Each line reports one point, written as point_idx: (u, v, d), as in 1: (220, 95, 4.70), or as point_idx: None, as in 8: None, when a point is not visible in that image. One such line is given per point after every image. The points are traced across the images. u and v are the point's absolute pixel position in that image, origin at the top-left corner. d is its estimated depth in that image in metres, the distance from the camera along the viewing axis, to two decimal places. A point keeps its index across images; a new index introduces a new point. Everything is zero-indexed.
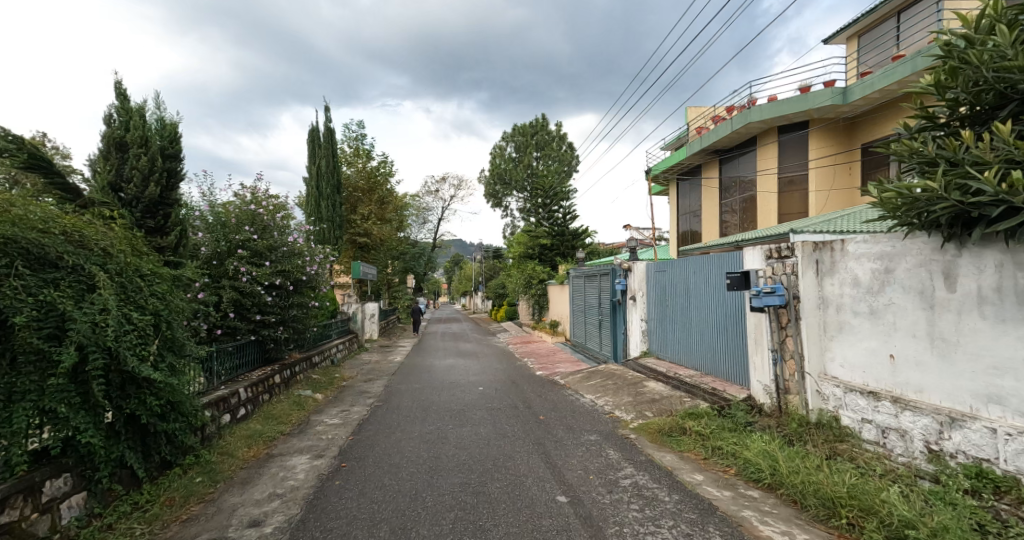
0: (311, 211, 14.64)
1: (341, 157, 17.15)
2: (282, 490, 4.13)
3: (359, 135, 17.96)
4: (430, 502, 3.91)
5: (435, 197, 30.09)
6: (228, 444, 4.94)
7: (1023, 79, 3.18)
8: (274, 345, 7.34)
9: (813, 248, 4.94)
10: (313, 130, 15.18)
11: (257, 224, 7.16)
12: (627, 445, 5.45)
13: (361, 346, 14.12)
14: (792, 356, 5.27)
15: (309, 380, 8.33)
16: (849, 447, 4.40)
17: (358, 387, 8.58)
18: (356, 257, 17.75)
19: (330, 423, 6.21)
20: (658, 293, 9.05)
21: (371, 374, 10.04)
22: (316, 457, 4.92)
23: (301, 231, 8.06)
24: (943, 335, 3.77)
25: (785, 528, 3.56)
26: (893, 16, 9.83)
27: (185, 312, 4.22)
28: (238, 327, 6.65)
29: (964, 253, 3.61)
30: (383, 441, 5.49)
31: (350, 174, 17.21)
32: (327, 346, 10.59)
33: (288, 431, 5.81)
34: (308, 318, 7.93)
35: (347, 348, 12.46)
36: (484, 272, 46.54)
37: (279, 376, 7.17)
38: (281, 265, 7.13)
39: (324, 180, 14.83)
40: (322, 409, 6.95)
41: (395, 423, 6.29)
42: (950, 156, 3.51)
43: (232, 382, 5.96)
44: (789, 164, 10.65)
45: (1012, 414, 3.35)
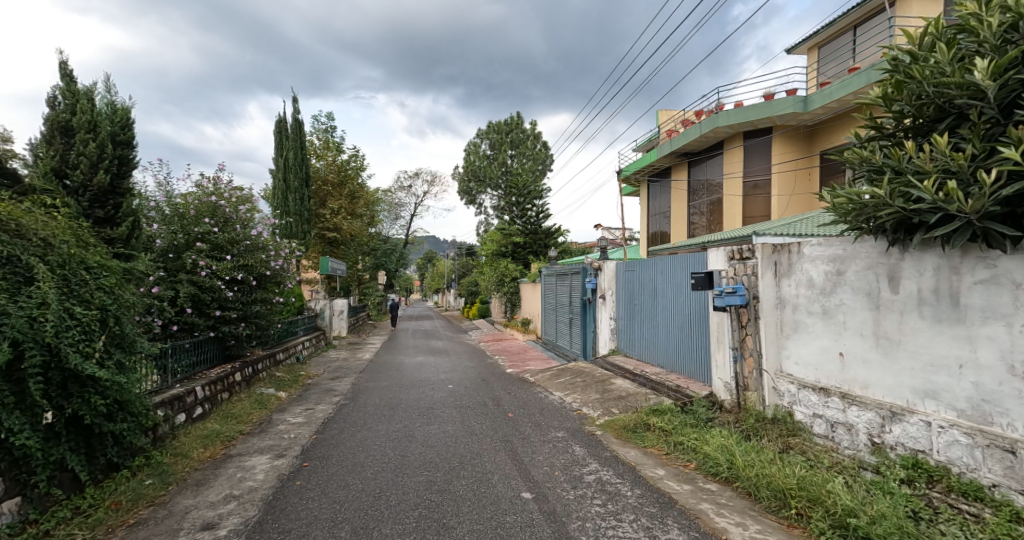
0: (278, 204, 14.30)
1: (310, 149, 16.73)
2: (239, 492, 4.04)
3: (329, 126, 17.56)
4: (394, 501, 3.90)
5: (408, 192, 29.78)
6: (183, 445, 4.80)
7: (959, 95, 3.36)
8: (235, 342, 7.16)
9: (772, 250, 5.13)
10: (281, 121, 14.80)
11: (218, 217, 6.91)
12: (593, 441, 5.55)
13: (328, 343, 13.86)
14: (751, 353, 5.47)
15: (273, 378, 8.16)
16: (800, 441, 4.61)
17: (324, 385, 8.44)
18: (324, 252, 17.43)
19: (293, 422, 6.10)
20: (627, 292, 9.22)
21: (338, 372, 9.89)
22: (276, 457, 4.83)
23: (265, 224, 7.85)
24: (887, 334, 3.98)
25: (738, 520, 3.70)
26: (850, 30, 10.26)
27: (136, 306, 4.08)
28: (196, 322, 6.43)
29: (907, 256, 3.81)
30: (349, 440, 5.43)
31: (319, 167, 16.82)
32: (292, 343, 10.36)
33: (248, 430, 5.68)
34: (272, 314, 7.74)
35: (314, 345, 12.22)
36: (457, 269, 46.21)
37: (239, 374, 7.00)
38: (243, 260, 6.93)
39: (292, 172, 14.49)
40: (286, 407, 6.82)
41: (362, 421, 6.23)
42: (895, 165, 3.67)
43: (189, 381, 5.80)
44: (753, 168, 10.98)
45: (946, 409, 3.56)
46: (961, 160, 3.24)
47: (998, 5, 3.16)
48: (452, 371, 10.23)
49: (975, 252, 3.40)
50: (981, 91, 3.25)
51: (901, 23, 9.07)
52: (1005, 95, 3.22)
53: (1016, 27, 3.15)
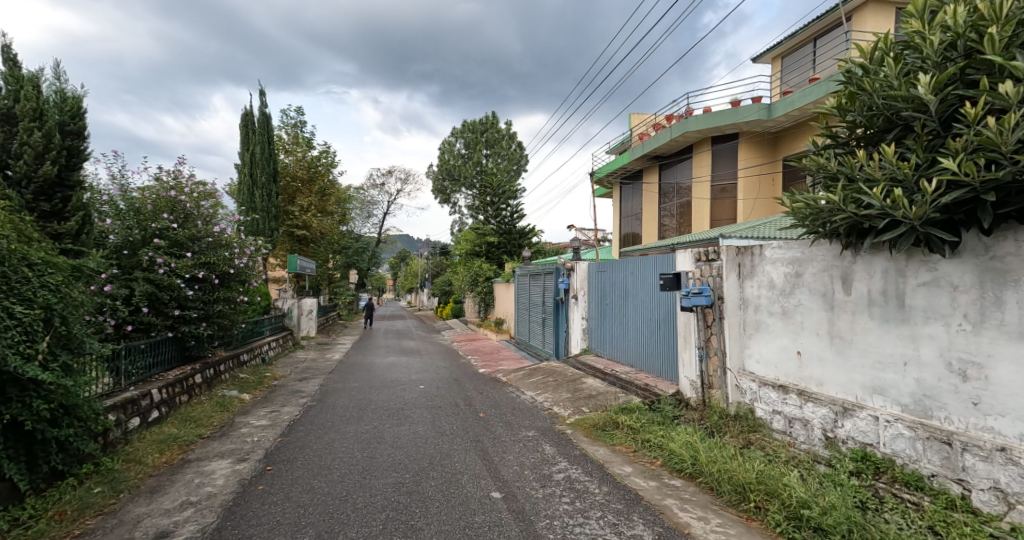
0: (244, 200, 13.96)
1: (278, 144, 16.39)
2: (196, 498, 3.96)
3: (298, 121, 17.19)
4: (360, 504, 3.88)
5: (380, 190, 29.45)
6: (137, 450, 4.65)
7: (906, 108, 3.53)
8: (195, 342, 6.97)
9: (736, 252, 5.31)
10: (247, 114, 14.43)
11: (178, 213, 6.67)
12: (563, 440, 5.63)
13: (296, 343, 13.59)
14: (715, 352, 5.64)
15: (236, 380, 7.96)
16: (760, 436, 4.79)
17: (291, 387, 8.30)
18: (293, 250, 17.10)
19: (257, 425, 5.99)
20: (598, 292, 9.35)
21: (307, 373, 9.73)
22: (238, 462, 4.74)
23: (230, 220, 7.66)
24: (840, 334, 4.18)
25: (701, 514, 3.83)
26: (811, 42, 10.66)
27: (86, 305, 3.95)
28: (153, 323, 6.26)
29: (859, 259, 4.00)
30: (315, 443, 5.36)
31: (288, 163, 16.49)
32: (257, 344, 10.13)
33: (208, 434, 5.55)
34: (236, 313, 7.57)
35: (280, 346, 11.96)
36: (431, 268, 45.91)
37: (199, 376, 6.82)
38: (205, 257, 6.70)
39: (259, 168, 14.17)
40: (250, 409, 6.69)
41: (329, 423, 6.16)
42: (848, 172, 3.84)
43: (144, 383, 5.63)
44: (720, 173, 11.31)
45: (892, 404, 3.76)
46: (906, 169, 3.39)
47: (939, 24, 3.33)
48: (424, 371, 10.18)
49: (918, 256, 3.59)
50: (924, 105, 3.43)
51: (856, 38, 9.50)
52: (945, 109, 3.40)
53: (955, 46, 3.33)
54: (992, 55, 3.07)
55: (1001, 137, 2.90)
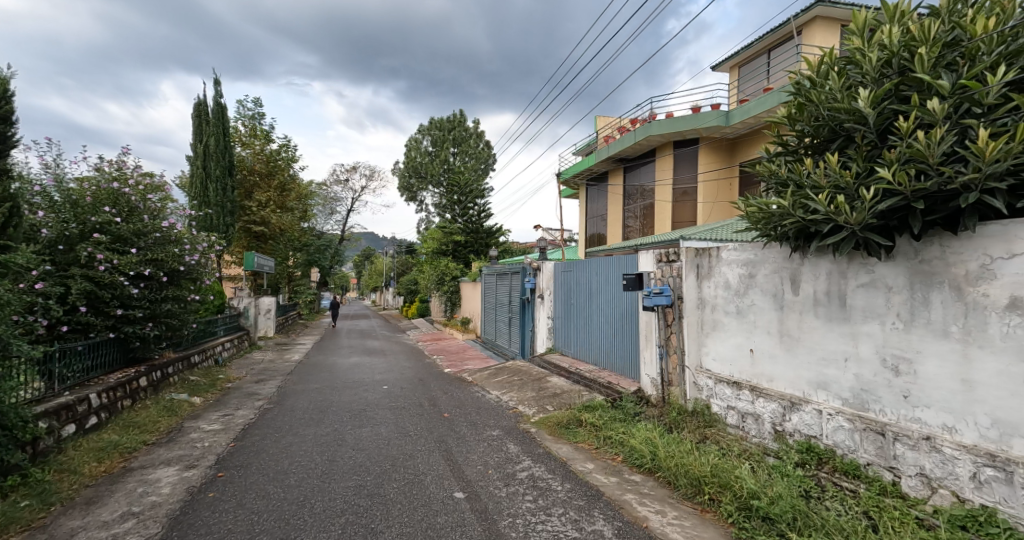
0: (196, 194, 13.47)
1: (235, 136, 15.86)
2: (138, 508, 3.83)
3: (255, 113, 16.67)
4: (319, 509, 3.84)
5: (344, 187, 28.90)
6: (72, 460, 4.44)
7: (848, 120, 3.75)
8: (141, 344, 6.73)
9: (694, 253, 5.52)
10: (200, 104, 13.91)
11: (121, 206, 6.40)
12: (527, 439, 5.70)
13: (253, 344, 13.18)
14: (675, 351, 5.84)
15: (186, 382, 7.69)
16: (715, 431, 4.99)
17: (246, 389, 8.07)
18: (250, 247, 16.59)
19: (209, 429, 5.82)
20: (564, 292, 9.48)
21: (264, 374, 9.49)
22: (186, 469, 4.60)
23: (181, 214, 7.41)
24: (789, 332, 4.41)
25: (658, 507, 3.98)
26: (765, 53, 11.12)
27: (12, 305, 3.76)
28: (91, 323, 5.99)
29: (806, 262, 4.23)
30: (271, 447, 5.25)
31: (245, 156, 15.99)
32: (210, 345, 9.78)
33: (153, 440, 5.35)
34: (186, 313, 7.33)
35: (235, 346, 11.58)
36: (396, 267, 45.29)
37: (144, 379, 6.56)
38: (151, 254, 6.46)
39: (213, 160, 13.69)
40: (200, 413, 6.48)
41: (288, 426, 6.05)
42: (797, 179, 4.05)
43: (81, 388, 5.39)
44: (682, 176, 11.64)
45: (834, 398, 3.99)
46: (848, 177, 3.60)
47: (877, 42, 3.56)
48: (388, 371, 10.08)
49: (858, 259, 3.82)
50: (864, 117, 3.65)
51: (806, 51, 9.99)
52: (881, 121, 3.62)
53: (890, 64, 3.55)
54: (922, 73, 3.31)
55: (929, 149, 3.13)
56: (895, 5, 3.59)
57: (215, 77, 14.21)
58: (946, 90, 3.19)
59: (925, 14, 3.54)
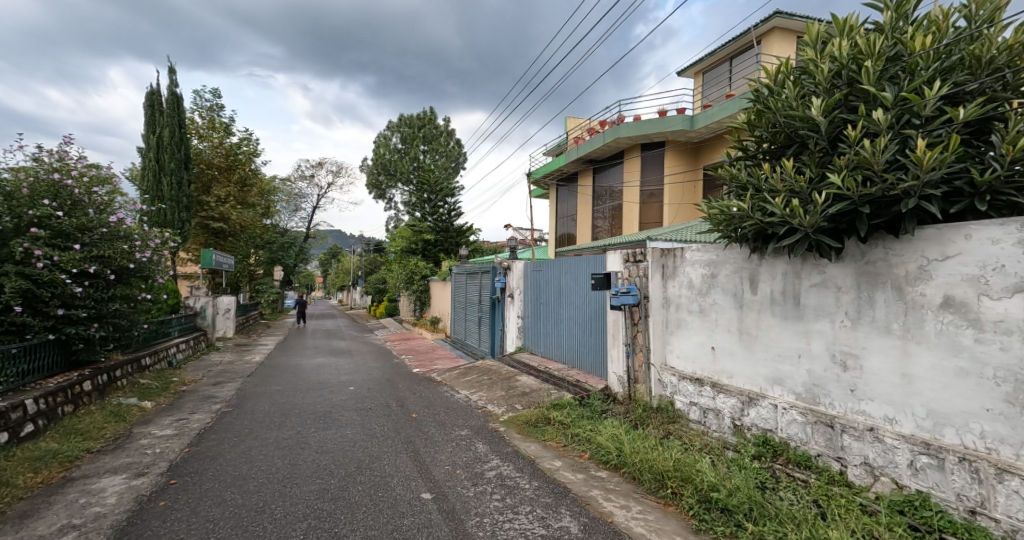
0: (148, 188, 12.96)
1: (191, 128, 15.30)
2: (79, 520, 3.67)
3: (214, 104, 16.11)
4: (279, 515, 3.79)
5: (309, 183, 28.28)
6: (5, 471, 4.21)
7: (802, 127, 3.92)
8: (84, 347, 6.48)
9: (660, 254, 5.66)
10: (154, 94, 13.35)
11: (63, 199, 6.04)
12: (496, 438, 5.73)
13: (210, 345, 12.75)
14: (641, 349, 5.98)
15: (136, 386, 7.41)
16: (678, 427, 5.14)
17: (202, 392, 7.83)
18: (209, 244, 16.06)
19: (160, 435, 5.62)
20: (533, 291, 9.56)
21: (221, 376, 9.21)
22: (135, 477, 4.44)
23: (130, 208, 7.15)
24: (748, 330, 4.59)
25: (623, 503, 4.08)
26: (727, 60, 11.45)
27: None
28: (28, 323, 5.65)
29: (764, 262, 4.40)
30: (228, 452, 5.12)
31: (202, 149, 15.45)
32: (163, 346, 9.41)
33: (97, 448, 5.14)
34: (136, 313, 7.13)
35: (191, 348, 11.20)
36: (364, 265, 44.55)
37: (88, 384, 6.30)
38: (97, 250, 6.21)
39: (167, 153, 13.18)
40: (151, 419, 6.26)
41: (248, 429, 5.91)
42: (755, 182, 4.21)
43: (17, 394, 5.13)
44: (649, 178, 11.88)
45: (788, 393, 4.18)
46: (802, 182, 3.77)
47: (828, 55, 3.74)
48: (355, 371, 9.95)
49: (811, 260, 4.01)
50: (817, 125, 3.83)
51: (766, 60, 10.39)
52: (832, 129, 3.81)
53: (840, 75, 3.74)
54: (869, 84, 3.50)
55: (873, 156, 3.32)
56: (844, 20, 3.78)
57: (170, 66, 13.66)
58: (890, 102, 3.39)
59: (871, 29, 3.75)
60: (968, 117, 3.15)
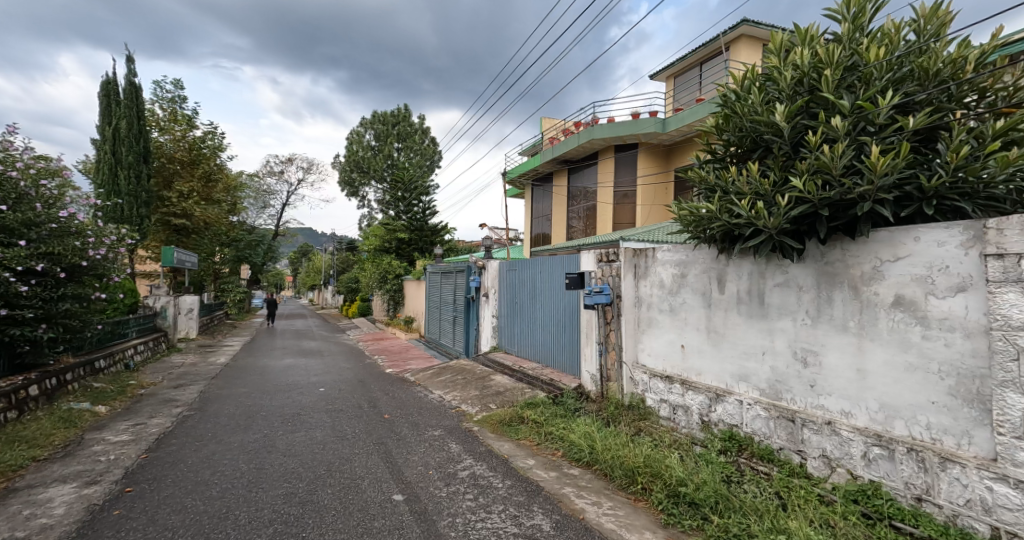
0: (104, 181, 12.51)
1: (151, 120, 14.82)
2: (25, 532, 3.53)
3: (176, 95, 15.65)
4: (244, 520, 3.72)
5: (278, 179, 27.67)
6: None
7: (766, 132, 4.04)
8: (31, 349, 6.21)
9: (632, 254, 5.77)
10: (110, 83, 12.89)
11: (7, 192, 5.79)
12: (470, 438, 5.74)
13: (172, 347, 12.36)
14: (613, 347, 6.07)
15: (89, 390, 7.14)
16: (648, 424, 5.24)
17: (162, 396, 7.59)
18: (170, 241, 15.55)
19: (115, 441, 5.44)
20: (508, 291, 9.59)
21: (182, 379, 8.95)
22: (87, 486, 4.28)
23: (82, 203, 6.89)
24: (716, 328, 4.71)
25: (595, 499, 4.14)
26: (697, 65, 11.71)
27: None
28: None
29: (731, 262, 4.53)
30: (189, 457, 4.99)
31: (163, 142, 14.98)
32: (119, 348, 9.08)
33: (45, 456, 4.94)
34: (89, 313, 6.87)
35: (150, 349, 10.84)
36: (336, 264, 43.79)
37: (35, 388, 6.04)
38: (46, 247, 5.98)
39: (125, 145, 12.74)
40: (106, 424, 6.04)
41: (211, 434, 5.76)
42: (723, 185, 4.32)
43: None
44: (622, 180, 12.05)
45: (753, 389, 4.32)
46: (767, 185, 3.90)
47: (791, 63, 3.88)
48: (325, 373, 9.79)
49: (775, 261, 4.15)
50: (780, 130, 3.96)
51: (734, 66, 10.67)
52: (795, 135, 3.95)
53: (802, 82, 3.88)
54: (828, 92, 3.64)
55: (832, 161, 3.46)
56: (805, 29, 3.93)
57: (128, 55, 13.22)
58: (847, 109, 3.54)
59: (831, 39, 3.91)
60: (918, 126, 3.32)
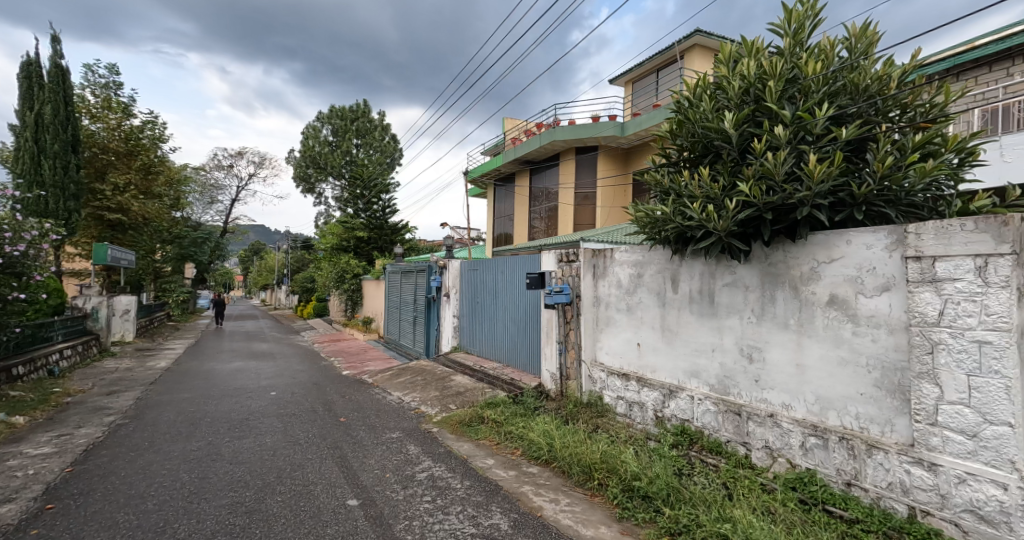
0: (27, 171, 11.81)
1: (81, 107, 14.00)
2: None
3: (110, 81, 14.83)
4: (183, 533, 3.59)
5: (227, 172, 26.58)
6: None
7: (716, 139, 4.21)
8: None
9: (592, 254, 5.89)
10: (31, 64, 12.11)
11: None
12: (428, 439, 5.72)
13: (105, 351, 11.69)
14: (573, 346, 6.18)
15: (6, 400, 6.67)
16: (606, 420, 5.37)
17: (92, 404, 7.17)
18: (104, 237, 14.69)
19: (35, 454, 5.11)
20: (469, 291, 9.59)
21: (114, 385, 8.48)
22: (3, 503, 4.01)
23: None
24: (669, 327, 4.88)
25: (553, 496, 4.22)
26: (654, 72, 12.04)
27: None
28: None
29: (684, 263, 4.69)
30: (122, 469, 4.75)
31: (95, 131, 14.12)
32: (41, 353, 8.52)
33: None
34: (5, 316, 6.43)
35: (78, 354, 10.22)
36: (290, 263, 42.43)
37: None
38: None
39: (50, 133, 12.00)
40: (26, 436, 5.67)
41: (148, 443, 5.49)
42: (676, 188, 4.46)
43: None
44: (583, 181, 12.26)
45: (703, 385, 4.50)
46: (717, 189, 4.05)
47: (738, 73, 4.06)
48: (276, 376, 9.50)
49: (724, 262, 4.33)
50: (729, 137, 4.13)
51: (688, 73, 11.04)
52: (742, 142, 4.13)
53: (749, 93, 4.07)
54: (772, 102, 3.84)
55: (775, 168, 3.66)
56: (752, 42, 4.13)
57: (53, 34, 12.43)
58: (788, 119, 3.75)
59: (774, 52, 4.12)
60: (850, 137, 3.56)
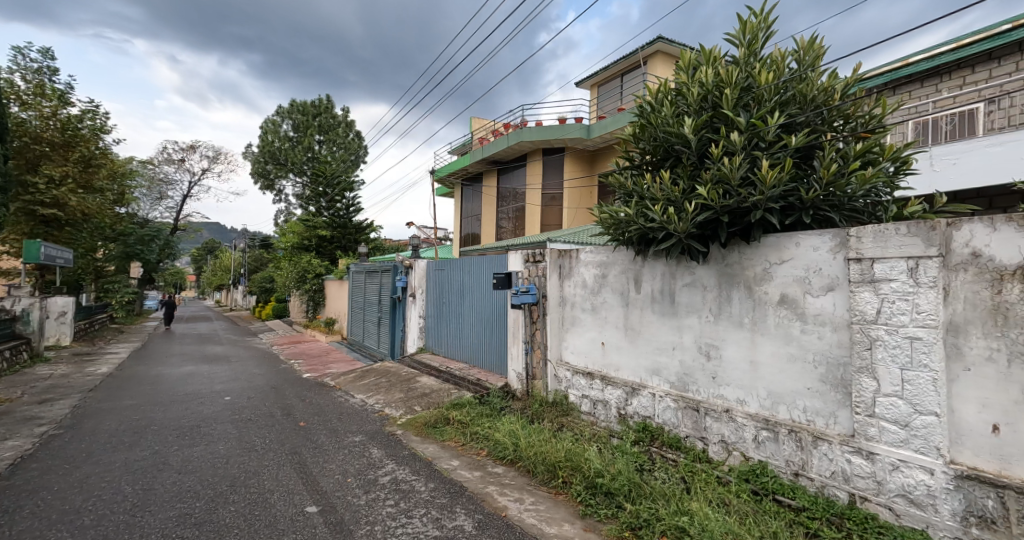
0: None
1: (10, 92, 13.13)
2: None
3: (43, 67, 13.99)
4: None
5: (178, 167, 25.48)
6: None
7: (677, 143, 4.33)
8: None
9: (558, 255, 5.98)
10: None
11: None
12: (392, 442, 5.66)
13: (38, 357, 11.00)
14: (539, 346, 6.24)
15: None
16: (570, 419, 5.45)
17: (22, 414, 6.74)
18: (37, 234, 13.81)
19: None
20: (436, 291, 9.54)
21: (49, 393, 7.99)
22: None
23: None
24: (632, 326, 5.00)
25: (517, 496, 4.26)
26: (619, 76, 12.28)
27: None
28: None
29: (647, 264, 4.82)
30: (56, 483, 4.50)
31: (27, 119, 13.26)
32: None
33: None
34: None
35: (5, 360, 9.57)
36: (248, 261, 41.03)
37: None
38: None
39: None
40: None
41: (87, 455, 5.22)
42: (638, 190, 4.56)
43: None
44: (549, 182, 12.38)
45: (664, 382, 4.63)
46: (677, 192, 4.17)
47: (697, 80, 4.20)
48: (230, 380, 9.19)
49: (684, 263, 4.47)
50: (689, 142, 4.25)
51: (651, 79, 11.32)
52: (700, 147, 4.26)
53: (706, 99, 4.21)
54: (727, 109, 3.99)
55: (731, 172, 3.81)
56: (709, 51, 4.29)
57: None
58: (743, 126, 3.90)
59: (731, 61, 4.29)
60: (799, 144, 3.74)
